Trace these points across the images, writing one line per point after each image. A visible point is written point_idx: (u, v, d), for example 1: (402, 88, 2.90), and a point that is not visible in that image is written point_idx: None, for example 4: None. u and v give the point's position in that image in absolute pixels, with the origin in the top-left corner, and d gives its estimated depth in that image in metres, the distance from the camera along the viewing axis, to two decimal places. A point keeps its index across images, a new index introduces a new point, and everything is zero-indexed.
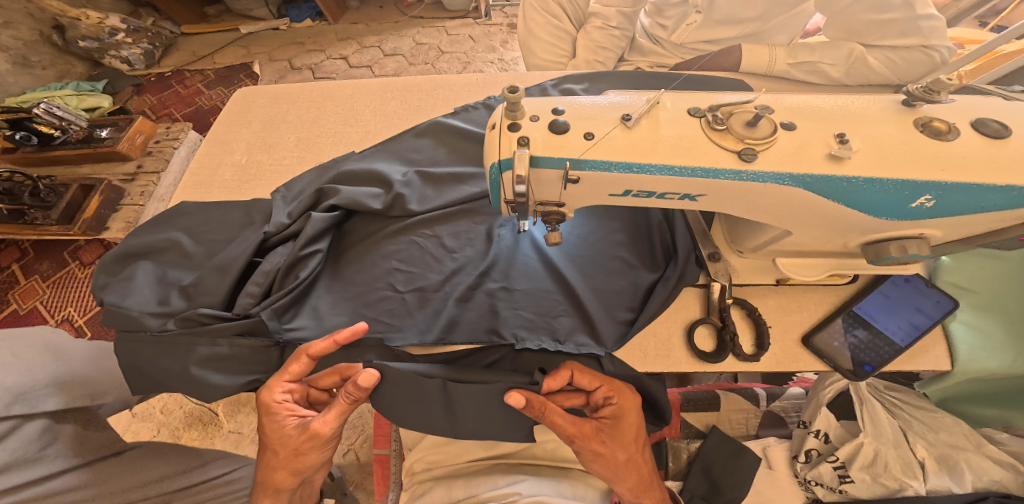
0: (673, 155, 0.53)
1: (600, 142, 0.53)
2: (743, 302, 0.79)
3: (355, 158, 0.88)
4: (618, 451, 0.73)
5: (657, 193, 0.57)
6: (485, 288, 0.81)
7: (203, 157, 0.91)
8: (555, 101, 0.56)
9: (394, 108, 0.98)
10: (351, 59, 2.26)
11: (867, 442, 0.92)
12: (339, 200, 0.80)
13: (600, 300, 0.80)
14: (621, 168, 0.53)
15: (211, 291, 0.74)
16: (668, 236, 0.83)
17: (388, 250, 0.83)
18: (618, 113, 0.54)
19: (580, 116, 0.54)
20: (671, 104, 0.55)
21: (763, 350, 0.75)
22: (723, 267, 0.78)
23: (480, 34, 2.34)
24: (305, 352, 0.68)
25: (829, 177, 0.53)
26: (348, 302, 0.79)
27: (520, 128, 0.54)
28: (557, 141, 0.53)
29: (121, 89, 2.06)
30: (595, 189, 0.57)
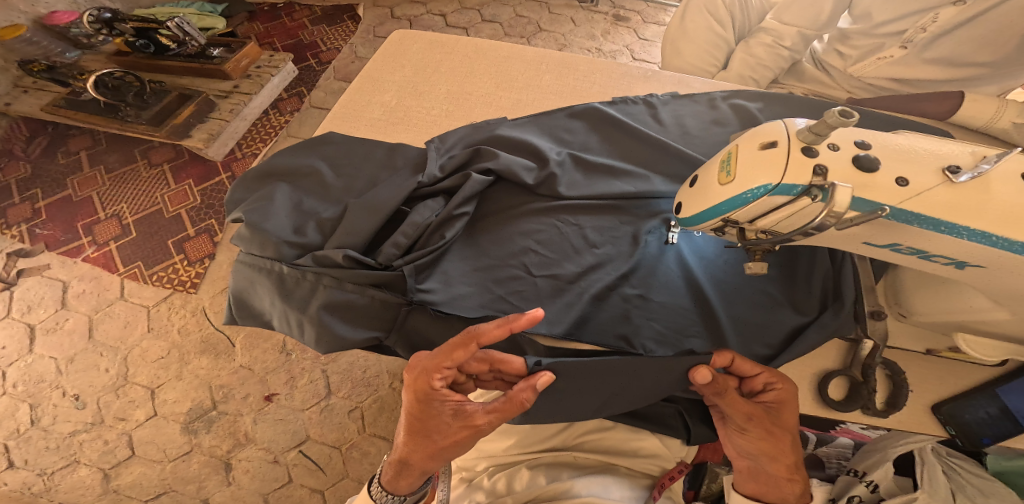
0: (997, 222, 0.48)
1: (914, 194, 0.49)
2: (889, 362, 0.71)
3: (508, 124, 0.84)
4: (783, 437, 0.69)
5: (925, 253, 0.54)
6: (621, 293, 0.77)
7: (354, 92, 0.87)
8: (856, 133, 0.53)
9: (549, 82, 0.92)
10: (449, 17, 2.20)
11: (919, 496, 0.87)
12: (496, 165, 0.76)
13: (737, 329, 0.75)
14: (925, 224, 0.50)
15: (352, 232, 0.68)
16: (832, 282, 0.76)
17: (527, 228, 0.78)
18: (941, 163, 0.50)
19: (890, 157, 0.51)
20: (1012, 161, 0.49)
21: (894, 410, 0.69)
22: (882, 328, 0.71)
23: (582, 18, 2.27)
24: (476, 339, 0.64)
25: None
26: (477, 274, 0.75)
27: (818, 154, 0.50)
28: (864, 179, 0.49)
29: (237, 14, 2.02)
30: (863, 232, 0.54)
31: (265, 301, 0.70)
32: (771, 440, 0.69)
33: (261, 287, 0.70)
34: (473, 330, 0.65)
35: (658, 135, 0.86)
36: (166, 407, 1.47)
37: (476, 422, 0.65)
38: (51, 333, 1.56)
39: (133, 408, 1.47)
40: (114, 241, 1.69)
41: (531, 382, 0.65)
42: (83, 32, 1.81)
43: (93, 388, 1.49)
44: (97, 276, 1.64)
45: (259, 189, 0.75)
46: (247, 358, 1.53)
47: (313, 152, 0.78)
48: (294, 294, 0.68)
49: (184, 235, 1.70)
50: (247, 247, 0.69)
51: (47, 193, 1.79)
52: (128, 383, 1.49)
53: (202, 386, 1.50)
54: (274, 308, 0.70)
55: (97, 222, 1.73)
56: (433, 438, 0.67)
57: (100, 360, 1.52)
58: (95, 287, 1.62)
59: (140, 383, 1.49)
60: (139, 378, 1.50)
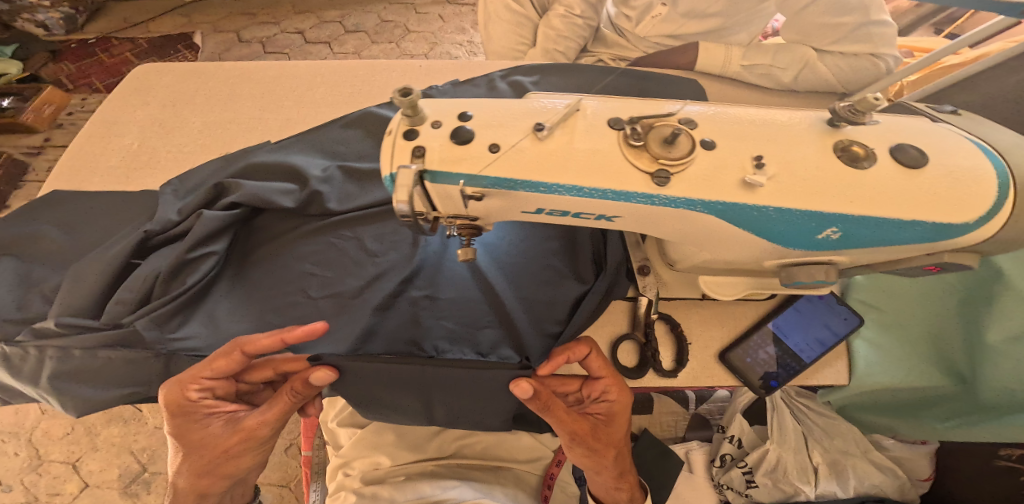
0: (577, 175, 0.45)
1: (504, 155, 0.45)
2: (668, 316, 0.74)
3: (268, 149, 0.80)
4: (607, 452, 0.71)
5: (572, 212, 0.50)
6: (408, 296, 0.75)
7: (84, 142, 0.81)
8: (466, 104, 0.48)
9: (320, 94, 0.89)
10: (308, 35, 2.07)
11: (771, 449, 0.93)
12: (241, 197, 0.72)
13: (528, 310, 0.75)
14: (527, 187, 0.46)
15: (75, 295, 0.66)
16: (600, 244, 0.78)
17: (303, 252, 0.75)
18: (530, 121, 0.46)
19: (485, 123, 0.46)
20: (592, 110, 0.47)
21: (681, 367, 0.71)
22: (653, 281, 0.74)
23: (451, 13, 2.18)
24: (240, 348, 0.62)
25: (738, 206, 0.45)
26: (250, 308, 0.71)
27: (417, 136, 0.46)
28: (454, 153, 0.45)
29: (35, 53, 1.89)
30: (501, 206, 0.49)
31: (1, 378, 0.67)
32: (595, 455, 0.71)
33: None
34: (240, 338, 0.63)
35: None
36: (93, 477, 1.30)
37: (249, 428, 0.66)
38: None
39: (62, 483, 1.30)
40: None
41: (305, 375, 0.65)
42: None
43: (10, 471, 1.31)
44: None
45: None
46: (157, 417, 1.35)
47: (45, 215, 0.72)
48: (22, 369, 0.65)
49: None
50: None
51: None
52: (44, 461, 1.31)
53: (121, 451, 1.33)
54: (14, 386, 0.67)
55: None
56: (205, 451, 0.66)
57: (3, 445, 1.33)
58: None
59: (59, 459, 1.31)
60: (54, 455, 1.32)
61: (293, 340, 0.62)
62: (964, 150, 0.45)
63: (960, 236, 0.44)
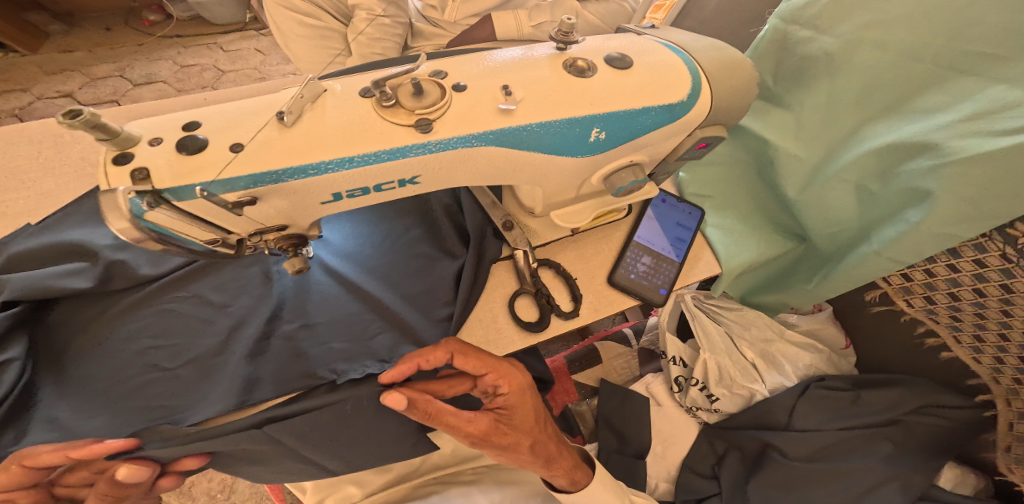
0: (339, 144, 0.43)
1: (251, 150, 0.41)
2: (547, 260, 0.74)
3: (28, 233, 0.68)
4: (517, 444, 0.67)
5: (371, 187, 0.47)
6: (280, 332, 0.70)
7: None
8: (188, 114, 0.43)
9: (76, 152, 0.77)
10: (80, 96, 1.69)
11: (706, 358, 0.92)
12: (14, 292, 0.62)
13: (412, 303, 0.73)
14: (293, 175, 0.43)
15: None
16: (457, 217, 0.78)
17: (133, 330, 0.66)
18: (271, 113, 0.43)
19: (221, 126, 0.42)
20: (342, 88, 0.46)
21: (580, 302, 0.72)
22: (520, 233, 0.73)
23: (268, 45, 2.01)
24: (21, 461, 0.56)
25: (507, 132, 0.48)
26: (101, 403, 0.62)
27: (135, 158, 0.39)
28: (192, 164, 0.40)
29: None
30: (286, 203, 0.45)
31: None
32: (507, 448, 0.67)
33: None
34: (19, 451, 0.56)
35: None
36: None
37: None
38: None
39: None
40: None
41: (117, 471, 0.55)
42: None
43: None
44: None
45: None
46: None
47: None
48: None
49: None
50: None
51: None
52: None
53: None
54: None
55: None
56: None
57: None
58: None
59: None
60: None
61: (79, 455, 0.55)
62: (655, 48, 0.54)
63: (683, 113, 0.54)
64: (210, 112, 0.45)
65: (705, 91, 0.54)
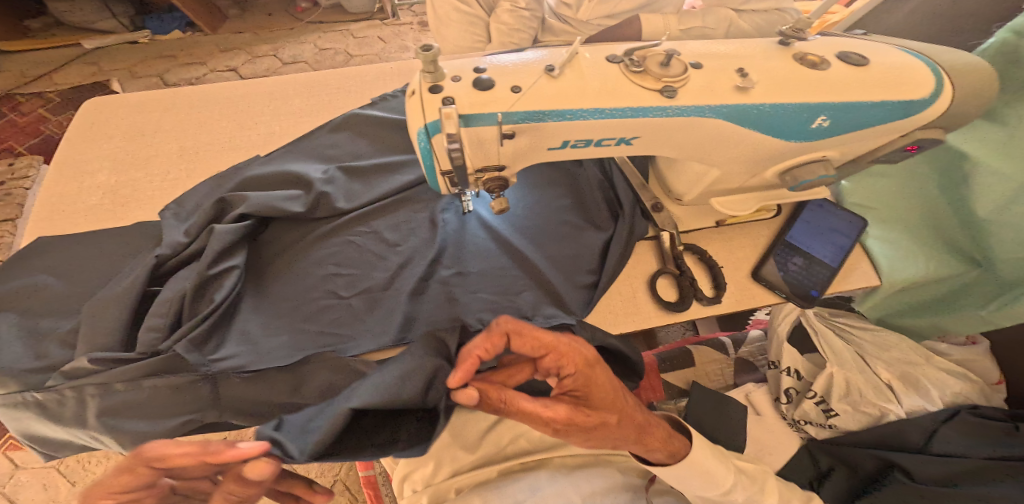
0: (598, 98, 0.55)
1: (527, 94, 0.55)
2: (693, 246, 0.75)
3: (261, 163, 0.84)
4: (603, 425, 0.61)
5: (594, 140, 0.60)
6: (438, 277, 0.75)
7: (61, 191, 0.84)
8: (475, 63, 0.58)
9: (296, 105, 0.97)
10: (241, 70, 2.03)
11: (834, 371, 0.89)
12: (249, 208, 0.74)
13: (556, 267, 0.76)
14: (555, 116, 0.56)
15: (100, 333, 0.66)
16: (611, 192, 0.81)
17: (321, 255, 0.75)
18: (541, 66, 0.56)
19: (502, 72, 0.56)
20: (590, 54, 0.58)
21: (723, 289, 0.71)
22: (667, 216, 0.77)
23: (389, 34, 2.17)
24: None
25: (742, 106, 0.56)
26: (283, 320, 0.71)
27: (443, 90, 0.55)
28: (484, 97, 0.54)
29: None
30: (530, 142, 0.59)
31: (48, 433, 0.65)
32: (592, 434, 0.61)
33: (29, 422, 0.64)
34: None
35: None
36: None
37: None
38: None
39: None
40: None
41: None
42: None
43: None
44: None
45: None
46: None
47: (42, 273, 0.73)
48: (63, 415, 0.63)
49: None
50: None
51: None
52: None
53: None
54: (59, 435, 0.65)
55: None
56: None
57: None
58: None
59: None
60: None
61: None
62: (897, 50, 0.59)
63: (918, 111, 0.57)
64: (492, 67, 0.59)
65: (947, 92, 0.56)
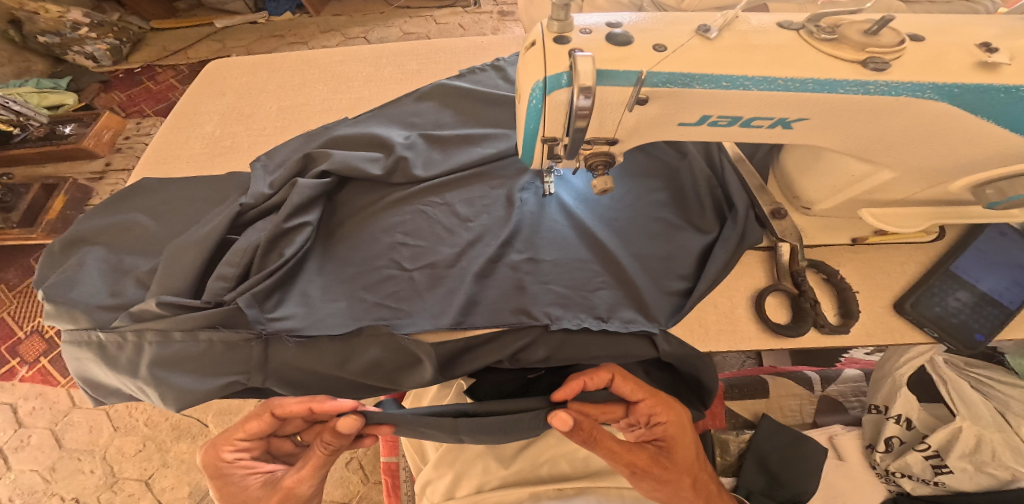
0: (770, 66, 0.48)
1: (674, 54, 0.48)
2: (819, 264, 0.63)
3: (347, 124, 0.81)
4: (675, 478, 0.63)
5: (742, 119, 0.53)
6: (508, 261, 0.67)
7: (169, 132, 0.84)
8: (608, 18, 0.52)
9: (390, 72, 0.94)
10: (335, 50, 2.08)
11: (966, 426, 0.76)
12: (331, 165, 0.71)
13: (644, 267, 0.66)
14: (704, 83, 0.48)
15: (171, 279, 0.62)
16: (720, 192, 0.71)
17: (390, 223, 0.70)
18: (695, 26, 0.50)
19: (641, 30, 0.50)
20: (755, 19, 0.51)
21: (852, 320, 0.60)
22: (791, 226, 0.65)
23: (470, 22, 2.15)
24: None
25: (982, 84, 0.47)
26: (343, 285, 0.65)
27: (569, 41, 0.49)
28: (622, 52, 0.48)
29: (86, 86, 1.92)
30: (660, 112, 0.52)
31: (102, 376, 0.61)
32: (663, 485, 0.63)
33: (88, 362, 0.61)
34: None
35: (509, 93, 0.84)
36: (166, 494, 1.22)
37: None
38: (20, 450, 1.28)
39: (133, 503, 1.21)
40: (47, 355, 1.38)
41: None
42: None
43: (87, 490, 1.23)
44: (42, 392, 1.34)
45: (65, 259, 0.67)
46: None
47: (126, 206, 0.72)
48: (119, 359, 0.60)
49: (12, 339, 1.40)
50: (61, 323, 0.61)
51: None
52: (118, 479, 1.23)
53: (192, 469, 1.24)
54: (112, 380, 0.61)
55: (20, 341, 1.40)
56: None
57: (82, 462, 1.26)
58: (48, 399, 1.33)
59: (133, 477, 1.24)
60: (129, 472, 1.24)
61: None
62: None
63: None
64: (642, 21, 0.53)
65: None
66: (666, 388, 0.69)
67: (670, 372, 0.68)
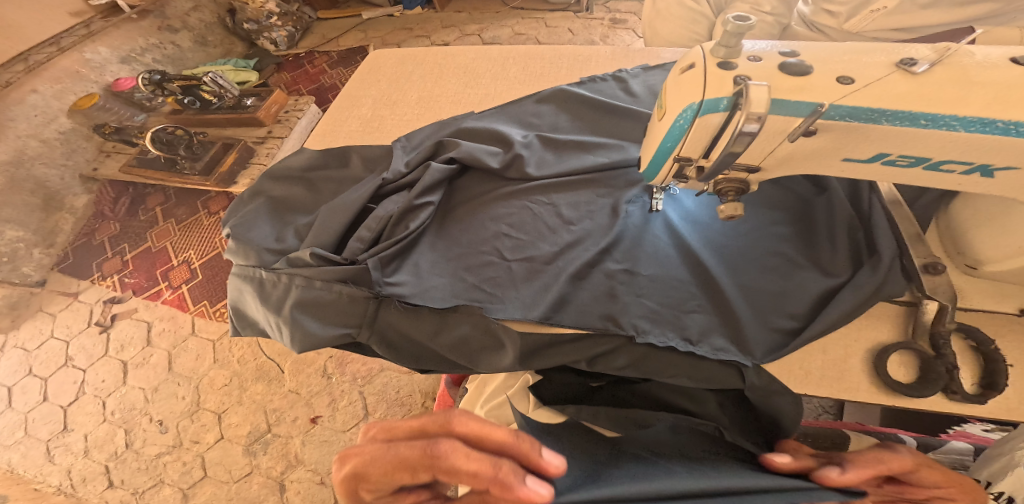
0: (989, 106, 0.44)
1: (862, 88, 0.47)
2: (969, 329, 0.57)
3: (475, 118, 0.87)
4: None
5: (929, 161, 0.50)
6: (604, 268, 0.69)
7: (333, 111, 0.96)
8: (780, 47, 0.52)
9: (514, 73, 0.99)
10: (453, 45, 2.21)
11: None
12: (458, 153, 0.78)
13: (748, 298, 0.65)
14: (896, 119, 0.46)
15: (324, 233, 0.71)
16: (861, 236, 0.66)
17: (498, 213, 0.75)
18: (896, 59, 0.49)
19: (823, 61, 0.50)
20: (978, 54, 0.48)
21: (994, 392, 0.55)
22: (946, 284, 0.58)
23: (579, 27, 2.18)
24: None
25: None
26: (449, 263, 0.71)
27: (735, 67, 0.50)
28: (801, 82, 0.48)
29: (266, 66, 2.22)
30: (822, 145, 0.51)
31: (252, 309, 0.72)
32: None
33: (246, 295, 0.72)
34: None
35: (629, 105, 0.86)
36: (230, 431, 1.40)
37: None
38: (139, 367, 1.52)
39: (204, 432, 1.40)
40: (186, 283, 1.64)
41: None
42: (143, 96, 1.97)
43: (173, 414, 1.44)
44: (173, 316, 1.59)
45: (248, 203, 0.80)
46: (295, 382, 1.45)
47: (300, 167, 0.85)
48: (271, 296, 0.69)
49: (168, 265, 1.69)
50: (236, 258, 0.74)
51: (133, 246, 1.76)
52: (200, 408, 1.44)
53: (258, 410, 1.42)
54: (259, 314, 0.71)
55: (171, 268, 1.68)
56: None
57: (178, 388, 1.48)
58: (173, 324, 1.58)
59: (211, 408, 1.44)
60: (210, 403, 1.44)
61: None
62: None
63: None
64: (830, 50, 0.52)
65: None
66: None
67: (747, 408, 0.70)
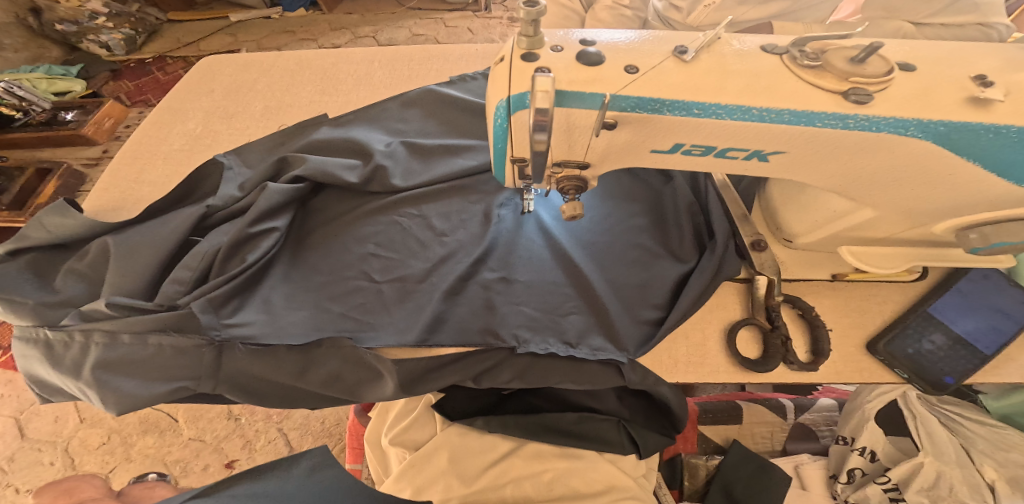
0: (744, 94, 0.45)
1: (644, 76, 0.46)
2: (794, 299, 0.61)
3: (330, 126, 0.80)
4: None
5: (716, 149, 0.51)
6: (480, 279, 0.66)
7: (150, 127, 0.84)
8: (579, 34, 0.50)
9: (380, 76, 0.92)
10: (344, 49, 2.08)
11: (927, 461, 0.72)
12: (305, 171, 0.70)
13: (618, 294, 0.64)
14: (674, 109, 0.46)
15: (128, 277, 0.61)
16: (701, 220, 0.69)
17: (366, 233, 0.69)
18: (669, 47, 0.48)
19: (613, 49, 0.48)
20: (736, 42, 0.49)
21: (821, 358, 0.57)
22: (770, 259, 0.62)
23: (479, 27, 2.14)
24: None
25: (970, 124, 0.43)
26: (309, 294, 0.64)
27: (537, 58, 0.47)
28: (589, 73, 0.46)
29: (96, 73, 1.94)
30: (630, 136, 0.50)
31: (47, 376, 0.60)
32: None
33: (35, 362, 0.59)
34: None
35: None
36: None
37: None
38: None
39: None
40: None
41: None
42: None
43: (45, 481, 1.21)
44: (11, 379, 1.34)
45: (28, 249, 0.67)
46: (195, 430, 1.28)
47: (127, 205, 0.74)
48: (64, 359, 0.58)
49: None
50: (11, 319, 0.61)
51: None
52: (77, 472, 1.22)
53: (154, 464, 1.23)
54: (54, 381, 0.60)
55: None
56: None
57: (42, 454, 1.24)
58: (15, 387, 1.33)
59: (92, 471, 1.22)
60: (87, 466, 1.23)
61: None
62: None
63: None
64: (620, 35, 0.50)
65: None
66: (638, 415, 0.71)
67: (643, 397, 0.71)
